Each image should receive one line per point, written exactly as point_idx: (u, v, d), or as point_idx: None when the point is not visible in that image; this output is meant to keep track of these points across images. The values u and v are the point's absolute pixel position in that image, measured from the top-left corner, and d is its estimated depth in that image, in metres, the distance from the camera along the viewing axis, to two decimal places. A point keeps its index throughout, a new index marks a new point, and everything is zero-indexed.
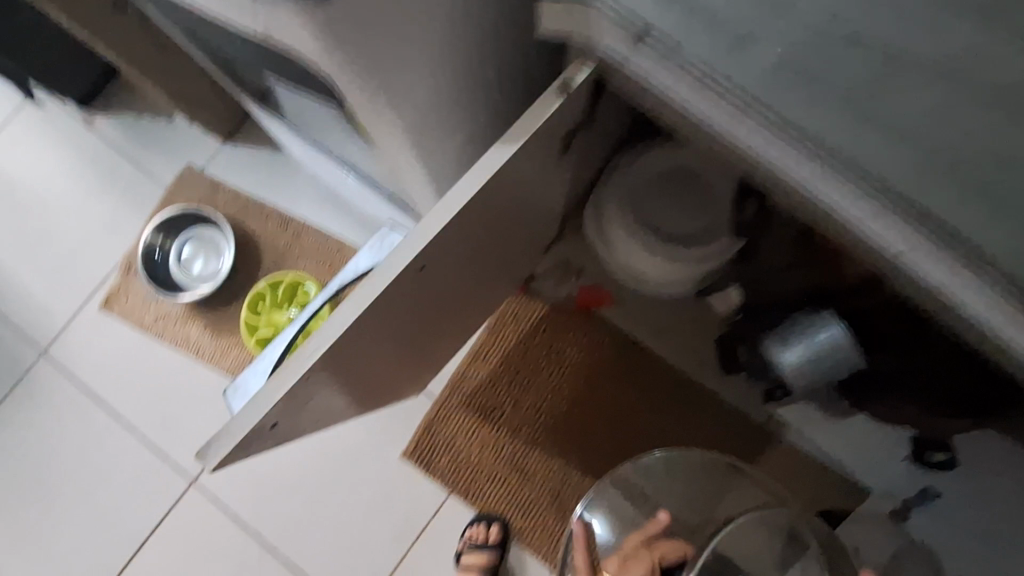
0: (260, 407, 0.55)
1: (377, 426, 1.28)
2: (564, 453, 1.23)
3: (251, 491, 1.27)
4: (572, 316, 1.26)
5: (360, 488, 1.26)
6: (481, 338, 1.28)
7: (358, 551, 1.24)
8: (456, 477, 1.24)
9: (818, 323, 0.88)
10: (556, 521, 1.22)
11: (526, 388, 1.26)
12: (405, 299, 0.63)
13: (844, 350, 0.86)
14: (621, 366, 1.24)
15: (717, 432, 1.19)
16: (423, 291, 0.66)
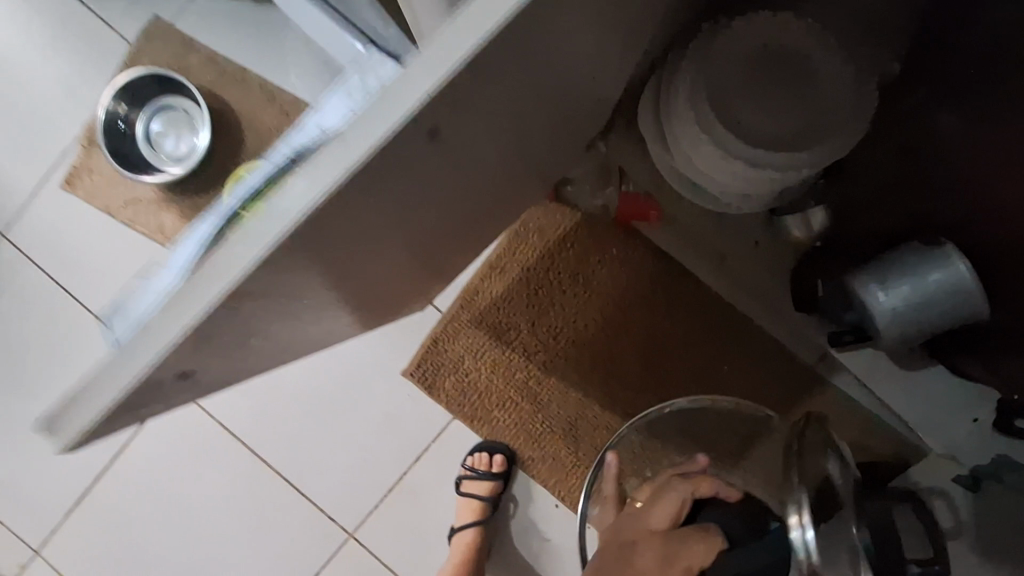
0: (151, 346, 0.39)
1: (378, 339, 1.14)
2: (584, 382, 1.11)
3: (238, 397, 1.15)
4: (607, 231, 1.08)
5: (357, 404, 1.14)
6: (500, 249, 1.11)
7: (354, 469, 1.14)
8: (462, 400, 1.13)
9: (938, 261, 0.68)
10: (569, 454, 1.12)
11: (547, 309, 1.10)
12: (395, 187, 0.44)
13: (961, 302, 0.68)
14: (658, 292, 1.07)
15: (759, 371, 1.06)
16: (423, 175, 0.46)
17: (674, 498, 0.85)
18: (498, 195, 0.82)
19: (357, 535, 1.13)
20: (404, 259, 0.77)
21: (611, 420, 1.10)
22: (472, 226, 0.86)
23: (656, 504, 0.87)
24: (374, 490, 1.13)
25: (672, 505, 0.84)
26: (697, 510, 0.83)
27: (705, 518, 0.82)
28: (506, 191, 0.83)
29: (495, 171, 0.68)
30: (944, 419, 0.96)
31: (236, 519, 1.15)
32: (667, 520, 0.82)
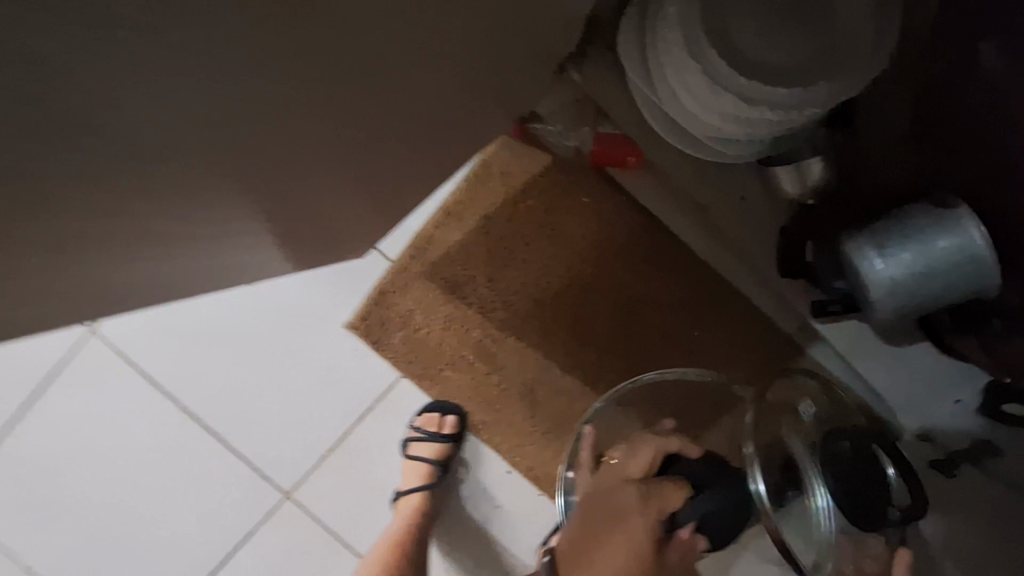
0: None
1: (320, 287, 1.03)
2: (545, 343, 1.02)
3: (164, 345, 1.04)
4: (578, 176, 0.97)
5: (298, 357, 1.04)
6: (458, 192, 0.99)
7: (292, 425, 1.05)
8: (412, 357, 1.03)
9: (948, 226, 0.58)
10: (525, 418, 1.04)
11: (508, 261, 1.00)
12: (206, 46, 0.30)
13: (972, 273, 0.58)
14: (630, 248, 0.98)
15: (732, 337, 0.97)
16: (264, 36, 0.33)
17: (646, 448, 0.78)
18: (449, 123, 0.69)
19: (294, 495, 1.05)
20: (332, 194, 0.65)
21: (572, 384, 1.02)
22: (416, 159, 0.74)
23: (631, 455, 0.79)
24: (314, 449, 1.05)
25: (646, 455, 0.77)
26: (670, 463, 0.75)
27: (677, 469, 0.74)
28: (460, 119, 0.70)
29: (429, 83, 0.55)
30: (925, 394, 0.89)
31: (162, 475, 1.05)
32: (639, 469, 0.75)
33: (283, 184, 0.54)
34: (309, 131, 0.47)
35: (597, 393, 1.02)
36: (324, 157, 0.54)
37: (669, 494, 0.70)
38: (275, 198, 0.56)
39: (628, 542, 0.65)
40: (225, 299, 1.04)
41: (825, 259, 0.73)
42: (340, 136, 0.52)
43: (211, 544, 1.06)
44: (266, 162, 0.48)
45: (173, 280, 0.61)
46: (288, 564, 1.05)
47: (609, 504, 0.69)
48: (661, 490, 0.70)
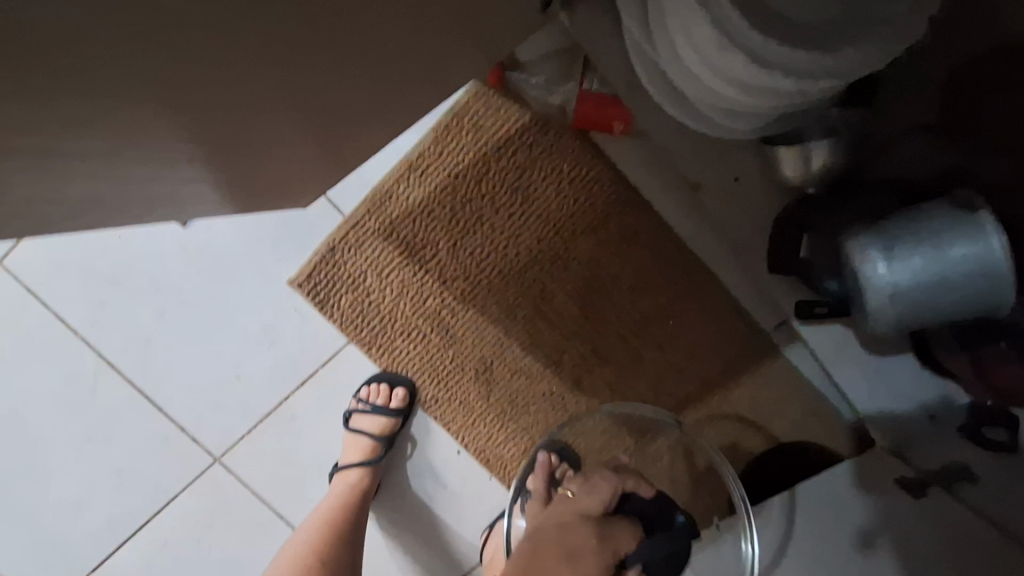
0: None
1: (266, 238, 0.93)
2: (508, 321, 0.94)
3: (84, 286, 0.93)
4: (558, 140, 0.88)
5: (236, 313, 0.94)
6: (424, 146, 0.89)
7: (225, 387, 0.96)
8: (360, 323, 0.94)
9: (968, 231, 0.52)
10: (479, 398, 0.96)
11: (473, 227, 0.90)
12: None
13: (984, 293, 0.52)
14: (609, 226, 0.90)
15: (704, 328, 0.93)
16: None
17: (605, 486, 0.84)
18: (417, 60, 0.59)
19: (224, 461, 0.97)
20: (268, 129, 0.54)
21: (534, 366, 0.95)
22: (373, 106, 0.63)
23: (587, 491, 0.84)
24: (248, 414, 0.96)
25: (605, 492, 0.83)
26: (625, 501, 0.84)
27: (628, 508, 0.83)
28: (431, 56, 0.60)
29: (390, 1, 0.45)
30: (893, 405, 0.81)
31: (76, 428, 0.95)
32: (598, 506, 0.81)
33: (193, 108, 0.44)
34: (221, 39, 0.37)
35: (560, 378, 0.95)
36: (252, 80, 0.44)
37: (623, 537, 0.77)
38: (187, 125, 0.46)
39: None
40: (158, 242, 0.93)
41: (822, 254, 0.67)
42: (270, 55, 0.42)
43: (128, 506, 0.97)
44: (163, 74, 0.37)
45: (61, 215, 0.50)
46: (212, 532, 0.98)
47: (567, 539, 0.73)
48: (616, 532, 0.77)
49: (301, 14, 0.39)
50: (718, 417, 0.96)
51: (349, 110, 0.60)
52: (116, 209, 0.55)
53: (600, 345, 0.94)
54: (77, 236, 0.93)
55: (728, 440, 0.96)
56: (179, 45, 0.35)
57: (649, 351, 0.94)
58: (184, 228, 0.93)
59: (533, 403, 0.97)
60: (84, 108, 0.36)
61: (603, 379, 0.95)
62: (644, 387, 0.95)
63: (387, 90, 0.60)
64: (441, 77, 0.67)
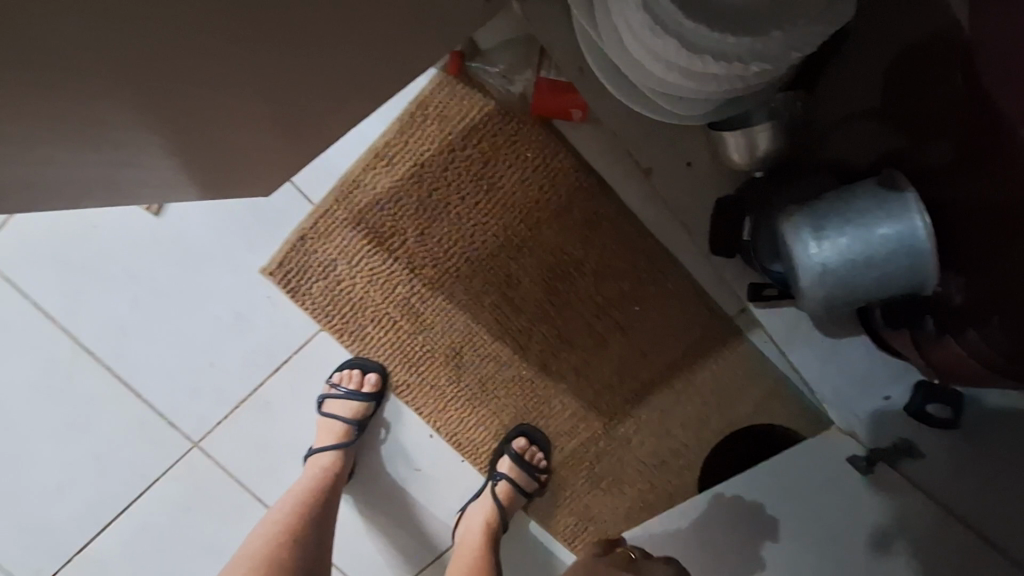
0: None
1: (238, 227, 0.95)
2: (475, 306, 0.96)
3: (61, 276, 0.96)
4: (522, 129, 0.89)
5: (210, 301, 0.97)
6: (388, 134, 0.91)
7: (200, 372, 0.98)
8: (331, 310, 0.96)
9: (893, 212, 0.53)
10: (449, 383, 0.98)
11: (440, 215, 0.92)
12: None
13: (909, 269, 0.54)
14: (573, 212, 0.92)
15: (669, 314, 0.95)
16: None
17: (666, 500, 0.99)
18: (372, 65, 0.62)
19: (202, 446, 0.99)
20: (224, 114, 0.56)
21: (501, 350, 0.97)
22: (337, 105, 0.66)
23: (606, 491, 1.01)
24: (223, 400, 0.99)
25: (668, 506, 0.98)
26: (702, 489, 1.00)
27: (647, 432, 1.00)
28: (386, 57, 0.62)
29: (334, 8, 0.47)
30: (860, 408, 0.84)
31: (56, 413, 0.98)
32: (600, 496, 1.01)
33: (135, 97, 0.46)
34: (151, 29, 0.39)
35: (527, 361, 0.98)
36: (194, 66, 0.46)
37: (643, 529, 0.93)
38: (135, 105, 0.47)
39: (588, 516, 1.02)
40: (133, 231, 0.95)
41: (762, 238, 0.68)
42: (207, 44, 0.43)
43: (108, 489, 1.00)
44: (98, 55, 0.39)
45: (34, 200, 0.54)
46: (190, 514, 1.00)
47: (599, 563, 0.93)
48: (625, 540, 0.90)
49: (234, 21, 0.42)
50: (685, 401, 0.98)
51: (312, 108, 0.64)
52: (73, 181, 0.57)
53: (567, 329, 0.96)
54: (52, 228, 0.95)
55: (695, 423, 0.99)
56: (115, 45, 0.38)
57: (614, 337, 0.96)
58: (158, 217, 0.95)
59: (502, 387, 0.99)
60: (23, 82, 0.38)
61: (570, 363, 0.98)
62: (610, 369, 0.98)
63: (345, 88, 0.63)
64: (406, 73, 0.68)
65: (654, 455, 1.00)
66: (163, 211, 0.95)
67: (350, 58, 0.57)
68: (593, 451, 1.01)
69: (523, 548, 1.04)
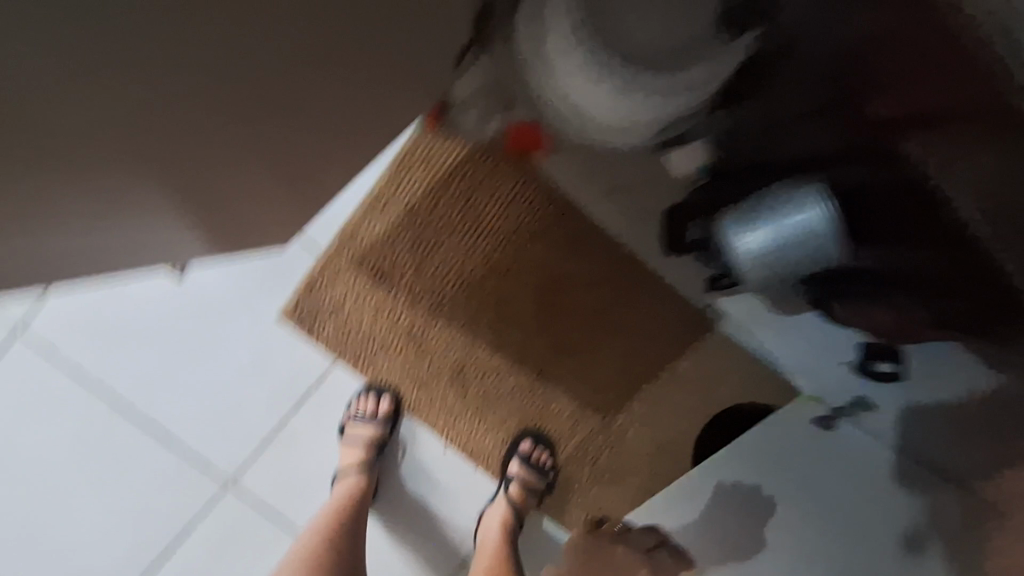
0: None
1: (253, 279, 1.06)
2: (473, 327, 1.07)
3: (93, 340, 1.05)
4: (498, 167, 1.02)
5: (232, 349, 1.06)
6: (380, 183, 1.03)
7: (227, 415, 1.07)
8: (344, 345, 1.06)
9: (802, 202, 0.67)
10: (456, 399, 1.08)
11: (434, 249, 1.04)
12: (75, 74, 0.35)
13: (821, 244, 0.66)
14: (551, 235, 1.04)
15: (646, 316, 1.06)
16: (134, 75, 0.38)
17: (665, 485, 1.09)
18: (369, 132, 0.74)
19: (235, 483, 1.07)
20: (248, 182, 0.68)
21: (500, 364, 1.08)
22: (340, 167, 0.78)
23: (610, 483, 1.11)
24: (250, 439, 1.07)
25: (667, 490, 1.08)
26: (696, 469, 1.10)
27: (640, 425, 1.10)
28: (379, 124, 0.74)
29: (341, 98, 0.59)
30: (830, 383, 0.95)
31: (95, 466, 1.06)
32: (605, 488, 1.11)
33: (182, 175, 0.57)
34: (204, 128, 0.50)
35: (525, 372, 1.08)
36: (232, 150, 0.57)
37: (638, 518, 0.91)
38: (179, 180, 0.58)
39: (596, 507, 1.11)
40: (158, 292, 1.05)
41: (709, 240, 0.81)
42: (244, 134, 0.55)
43: (147, 534, 1.07)
44: (163, 147, 0.50)
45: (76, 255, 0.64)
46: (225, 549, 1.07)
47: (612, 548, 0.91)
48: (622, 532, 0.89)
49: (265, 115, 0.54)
50: (670, 393, 1.09)
51: (320, 172, 0.75)
52: (123, 246, 0.68)
53: (557, 338, 1.07)
54: (84, 297, 1.04)
55: (682, 412, 1.09)
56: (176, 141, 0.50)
57: (600, 341, 1.07)
58: (181, 279, 1.05)
59: (505, 398, 1.09)
60: (104, 169, 0.48)
61: (563, 369, 1.08)
62: (600, 371, 1.08)
63: (347, 153, 0.75)
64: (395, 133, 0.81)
65: (649, 445, 1.10)
66: (185, 272, 1.05)
67: (352, 130, 0.69)
68: (593, 448, 1.11)
69: (540, 546, 1.12)
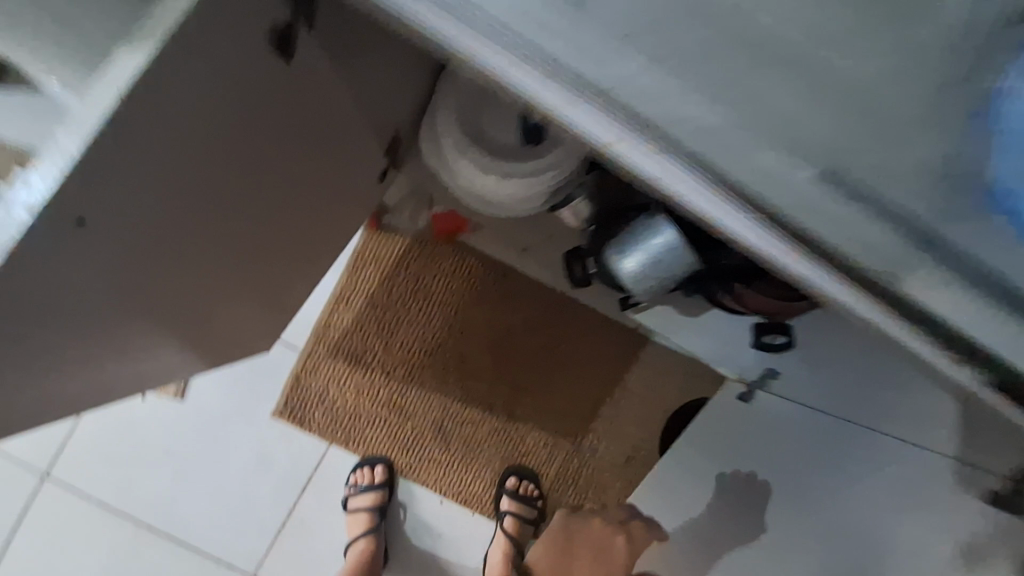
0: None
1: (246, 389, 1.20)
2: (443, 386, 1.22)
3: (116, 475, 1.18)
4: (435, 248, 1.21)
5: (239, 454, 1.19)
6: (340, 282, 1.21)
7: (244, 513, 1.19)
8: (335, 427, 1.21)
9: (654, 226, 0.86)
10: (442, 453, 1.22)
11: (397, 327, 1.21)
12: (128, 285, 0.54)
13: (677, 254, 0.85)
14: (492, 294, 1.22)
15: (588, 343, 1.24)
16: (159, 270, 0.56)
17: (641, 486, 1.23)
18: (323, 248, 0.93)
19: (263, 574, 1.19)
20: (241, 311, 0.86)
21: (474, 414, 1.23)
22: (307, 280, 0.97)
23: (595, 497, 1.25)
24: (269, 530, 1.19)
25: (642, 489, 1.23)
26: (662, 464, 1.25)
27: (608, 439, 1.25)
28: (330, 240, 0.93)
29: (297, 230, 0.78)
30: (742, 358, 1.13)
31: None
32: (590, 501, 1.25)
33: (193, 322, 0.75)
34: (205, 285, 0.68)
35: (497, 415, 1.23)
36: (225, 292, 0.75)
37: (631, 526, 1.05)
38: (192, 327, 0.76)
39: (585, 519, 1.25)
40: (164, 420, 1.19)
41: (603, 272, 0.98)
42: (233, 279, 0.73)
43: None
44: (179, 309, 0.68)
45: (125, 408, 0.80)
46: None
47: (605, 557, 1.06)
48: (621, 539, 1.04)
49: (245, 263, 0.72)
50: (626, 404, 1.25)
51: (291, 288, 0.94)
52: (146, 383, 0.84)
53: (517, 379, 1.24)
54: (101, 439, 1.18)
55: (641, 418, 1.25)
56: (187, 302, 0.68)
57: (555, 374, 1.24)
58: (182, 401, 1.18)
59: (485, 443, 1.23)
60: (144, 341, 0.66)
61: (529, 405, 1.24)
62: (560, 399, 1.24)
63: (311, 266, 0.94)
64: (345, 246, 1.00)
65: (620, 455, 1.24)
66: (185, 395, 1.19)
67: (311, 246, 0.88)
68: (572, 468, 1.25)
69: None
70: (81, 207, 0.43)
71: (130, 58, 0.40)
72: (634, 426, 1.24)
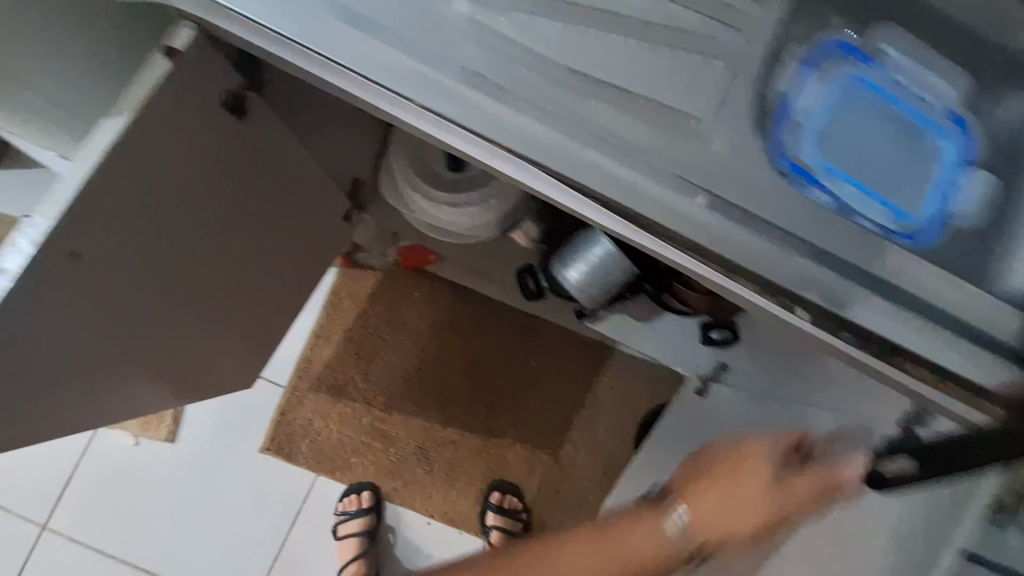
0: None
1: (235, 428, 1.26)
2: (422, 410, 1.29)
3: (114, 522, 1.22)
4: (405, 280, 1.30)
5: (231, 492, 1.24)
6: (319, 319, 1.29)
7: (238, 550, 1.23)
8: (321, 458, 1.26)
9: (589, 238, 0.97)
10: (426, 474, 1.28)
11: (374, 357, 1.29)
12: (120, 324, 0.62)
13: (612, 261, 0.96)
14: (461, 319, 1.31)
15: (556, 357, 1.32)
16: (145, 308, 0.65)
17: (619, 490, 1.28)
18: None
19: None
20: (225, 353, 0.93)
21: (453, 434, 1.29)
22: None
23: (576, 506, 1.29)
24: (263, 564, 1.23)
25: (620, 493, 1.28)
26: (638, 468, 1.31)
27: (584, 449, 1.31)
28: None
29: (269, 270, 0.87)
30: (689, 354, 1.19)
31: None
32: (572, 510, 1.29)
33: None
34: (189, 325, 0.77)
35: (475, 433, 1.30)
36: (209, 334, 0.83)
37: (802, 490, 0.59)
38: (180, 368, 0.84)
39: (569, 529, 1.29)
40: (158, 465, 1.24)
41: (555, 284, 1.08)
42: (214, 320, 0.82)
43: None
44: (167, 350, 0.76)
45: None
46: None
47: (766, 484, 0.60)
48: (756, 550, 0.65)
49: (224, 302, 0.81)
50: (597, 413, 1.31)
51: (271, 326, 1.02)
52: None
53: (491, 397, 1.31)
54: (97, 489, 1.23)
55: (613, 426, 1.31)
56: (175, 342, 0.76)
57: (527, 390, 1.31)
58: (174, 443, 1.24)
59: (466, 461, 1.29)
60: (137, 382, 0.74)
61: (505, 421, 1.30)
62: (534, 413, 1.31)
63: None
64: None
65: (597, 463, 1.30)
66: (176, 438, 1.25)
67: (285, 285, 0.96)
68: (552, 480, 1.30)
69: None
70: (74, 244, 0.52)
71: (112, 123, 0.52)
72: (607, 435, 1.30)
